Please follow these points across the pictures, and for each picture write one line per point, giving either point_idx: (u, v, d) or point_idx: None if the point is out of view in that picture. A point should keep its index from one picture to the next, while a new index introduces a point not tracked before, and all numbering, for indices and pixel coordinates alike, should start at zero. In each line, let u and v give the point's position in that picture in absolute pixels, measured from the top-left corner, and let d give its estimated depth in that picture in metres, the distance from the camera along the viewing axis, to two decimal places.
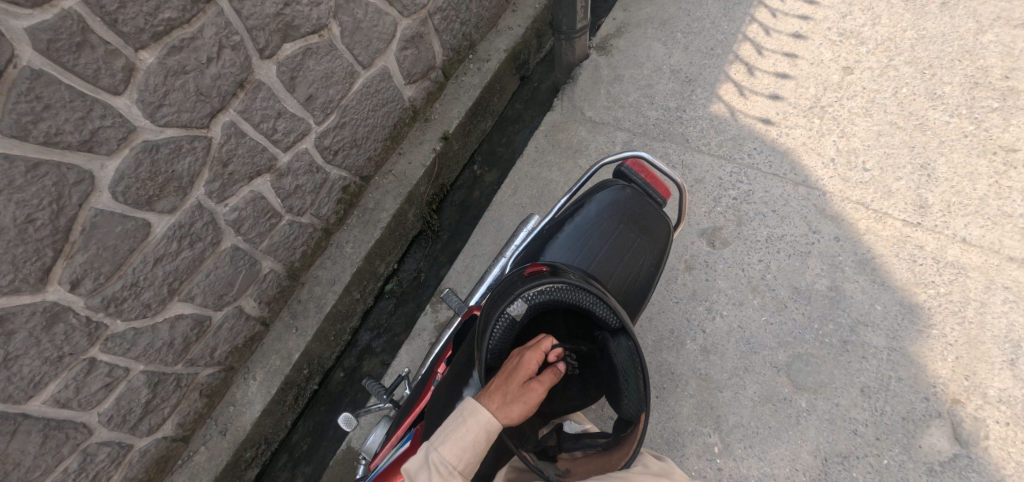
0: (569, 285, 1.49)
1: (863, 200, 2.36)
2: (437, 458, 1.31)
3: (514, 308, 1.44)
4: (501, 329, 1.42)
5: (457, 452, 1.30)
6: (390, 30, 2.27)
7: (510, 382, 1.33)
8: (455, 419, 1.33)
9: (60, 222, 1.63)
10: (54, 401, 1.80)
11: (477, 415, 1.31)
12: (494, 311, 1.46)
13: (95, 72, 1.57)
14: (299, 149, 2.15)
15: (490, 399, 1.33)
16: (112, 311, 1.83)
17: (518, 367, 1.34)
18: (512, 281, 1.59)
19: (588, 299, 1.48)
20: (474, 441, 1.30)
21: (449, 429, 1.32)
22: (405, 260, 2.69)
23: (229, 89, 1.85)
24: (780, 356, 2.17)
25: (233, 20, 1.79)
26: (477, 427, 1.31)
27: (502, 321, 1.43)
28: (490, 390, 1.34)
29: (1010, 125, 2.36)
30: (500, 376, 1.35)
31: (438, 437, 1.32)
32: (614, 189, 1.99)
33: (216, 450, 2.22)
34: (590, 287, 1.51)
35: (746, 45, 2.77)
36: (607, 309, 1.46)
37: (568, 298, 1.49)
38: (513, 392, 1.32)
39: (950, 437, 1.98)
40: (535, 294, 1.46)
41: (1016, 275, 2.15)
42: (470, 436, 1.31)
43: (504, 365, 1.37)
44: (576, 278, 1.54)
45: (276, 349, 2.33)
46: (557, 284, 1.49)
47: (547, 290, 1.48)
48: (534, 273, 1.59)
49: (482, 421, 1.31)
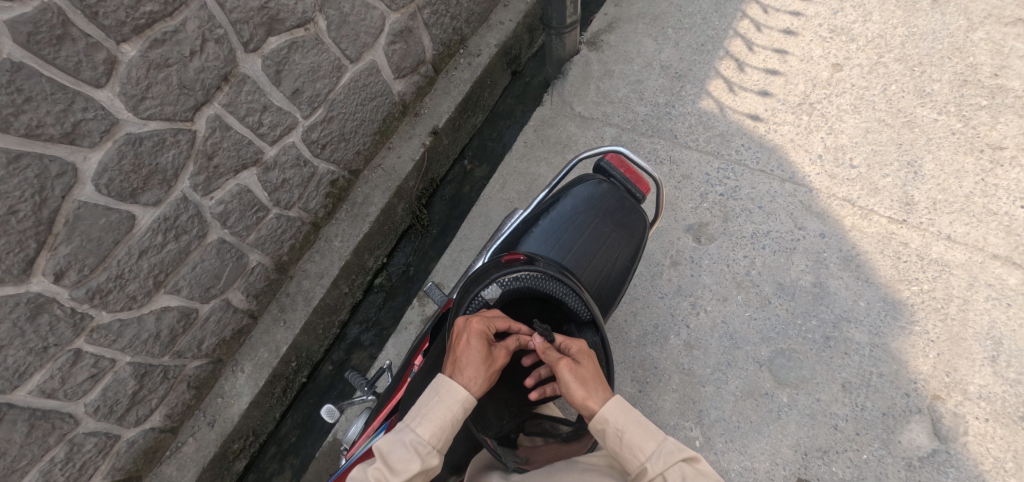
0: (545, 275, 1.54)
1: (849, 197, 2.36)
2: (413, 439, 1.29)
3: (487, 292, 1.51)
4: (472, 311, 1.49)
5: (432, 431, 1.29)
6: (377, 24, 2.27)
7: (477, 350, 1.35)
8: (428, 397, 1.32)
9: (42, 214, 1.65)
10: (39, 392, 1.81)
11: (453, 392, 1.30)
12: (469, 293, 1.53)
13: (76, 65, 1.58)
14: (286, 142, 2.16)
15: (459, 370, 1.33)
16: (97, 303, 1.84)
17: (480, 334, 1.36)
18: (490, 265, 1.64)
19: (562, 290, 1.53)
20: (450, 418, 1.30)
21: (425, 409, 1.31)
22: (395, 254, 2.70)
23: (213, 82, 1.86)
24: (762, 352, 2.18)
25: (217, 13, 1.79)
26: (452, 402, 1.30)
27: (475, 303, 1.50)
28: (457, 363, 1.34)
29: (998, 123, 2.37)
30: (463, 345, 1.36)
31: (411, 416, 1.31)
32: (592, 183, 2.01)
33: (204, 441, 2.24)
34: (565, 278, 1.55)
35: (737, 41, 2.77)
36: (579, 301, 1.52)
37: (542, 287, 1.53)
38: (483, 360, 1.34)
39: (929, 433, 2.00)
40: (509, 281, 1.51)
41: (998, 272, 2.16)
42: (445, 414, 1.29)
43: (459, 335, 1.38)
44: (552, 269, 1.58)
45: (264, 341, 2.35)
46: (533, 273, 1.53)
47: (523, 277, 1.52)
48: (511, 260, 1.62)
49: (459, 396, 1.30)
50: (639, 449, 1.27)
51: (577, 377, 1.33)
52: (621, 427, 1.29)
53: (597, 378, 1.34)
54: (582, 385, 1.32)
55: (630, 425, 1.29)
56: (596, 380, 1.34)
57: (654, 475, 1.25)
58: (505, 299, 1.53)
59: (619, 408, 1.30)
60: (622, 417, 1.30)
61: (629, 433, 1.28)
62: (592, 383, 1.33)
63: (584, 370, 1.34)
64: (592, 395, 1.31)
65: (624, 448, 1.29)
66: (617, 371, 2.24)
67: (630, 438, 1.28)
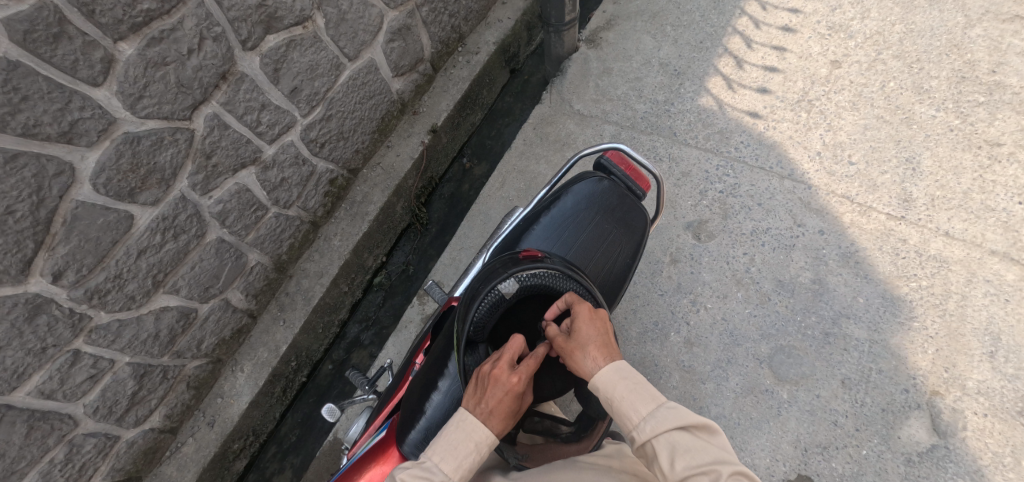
0: (561, 274, 1.56)
1: (848, 194, 2.37)
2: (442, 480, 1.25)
3: (504, 286, 1.50)
4: (487, 305, 1.48)
5: (460, 472, 1.26)
6: (375, 22, 2.26)
7: (516, 399, 1.31)
8: (458, 435, 1.28)
9: (40, 214, 1.64)
10: (38, 393, 1.81)
11: (487, 437, 1.28)
12: (485, 287, 1.53)
13: (73, 63, 1.57)
14: (284, 141, 2.15)
15: (492, 420, 1.29)
16: (96, 303, 1.83)
17: (523, 385, 1.31)
18: (504, 261, 1.65)
19: (578, 291, 1.55)
20: (479, 461, 1.28)
21: (456, 450, 1.27)
22: (394, 253, 2.69)
23: (211, 80, 1.85)
24: (762, 348, 2.19)
25: (215, 11, 1.79)
26: (483, 445, 1.28)
27: (490, 297, 1.49)
28: (489, 413, 1.30)
29: (996, 119, 2.38)
30: (497, 398, 1.30)
31: (440, 452, 1.27)
32: (593, 180, 2.00)
33: (204, 441, 2.23)
34: (580, 279, 1.58)
35: (736, 38, 2.77)
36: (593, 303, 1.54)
37: (558, 286, 1.54)
38: (516, 410, 1.32)
39: (929, 428, 2.00)
40: (528, 277, 1.53)
41: (997, 268, 2.17)
42: (475, 457, 1.28)
43: (500, 382, 1.30)
44: (567, 269, 1.60)
45: (263, 341, 2.34)
46: (550, 270, 1.55)
47: (540, 274, 1.54)
48: (526, 258, 1.63)
49: (491, 442, 1.29)
50: (629, 416, 1.24)
51: (574, 345, 1.34)
52: (615, 394, 1.25)
53: (599, 343, 1.33)
54: (580, 351, 1.33)
55: (623, 391, 1.25)
56: (596, 347, 1.33)
57: (644, 443, 1.22)
58: (520, 296, 1.53)
59: (614, 373, 1.28)
60: (617, 385, 1.26)
61: (621, 400, 1.25)
62: (589, 346, 1.33)
63: (586, 335, 1.35)
64: (585, 359, 1.32)
65: (617, 413, 1.25)
66: None
67: (622, 406, 1.24)
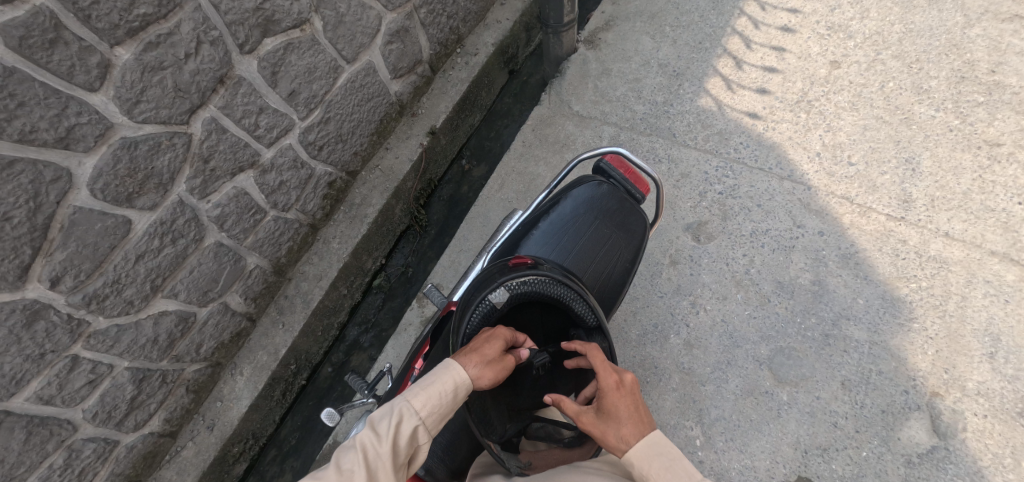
0: (552, 279, 1.58)
1: (847, 195, 2.36)
2: (400, 404, 1.29)
3: (494, 296, 1.50)
4: (479, 315, 1.48)
5: (419, 400, 1.29)
6: (374, 24, 2.25)
7: (495, 345, 1.37)
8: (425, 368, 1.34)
9: (37, 220, 1.63)
10: (37, 399, 1.80)
11: (451, 370, 1.31)
12: (475, 297, 1.52)
13: (69, 68, 1.57)
14: (283, 144, 2.14)
15: (462, 353, 1.36)
16: (94, 308, 1.82)
17: (503, 335, 1.39)
18: (496, 268, 1.64)
19: (569, 295, 1.57)
20: (442, 394, 1.30)
21: (418, 380, 1.31)
22: (394, 256, 2.68)
23: (208, 84, 1.84)
24: (762, 350, 2.18)
25: (212, 15, 1.78)
26: (445, 377, 1.31)
27: (482, 307, 1.49)
28: (463, 348, 1.38)
29: (995, 119, 2.37)
30: (477, 337, 1.40)
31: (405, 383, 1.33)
32: (592, 184, 1.99)
33: (204, 445, 2.23)
34: (570, 283, 1.60)
35: (735, 39, 2.77)
36: (585, 306, 1.57)
37: (549, 291, 1.56)
38: (492, 352, 1.36)
39: (929, 429, 2.00)
40: (518, 285, 1.52)
41: (996, 269, 2.16)
42: (437, 387, 1.30)
43: (483, 333, 1.41)
44: (558, 273, 1.62)
45: (262, 344, 2.33)
46: (540, 276, 1.56)
47: (531, 281, 1.54)
48: (517, 265, 1.63)
49: (455, 374, 1.31)
50: None
51: (602, 420, 1.34)
52: (651, 475, 1.26)
53: (628, 420, 1.31)
54: (608, 426, 1.32)
55: (659, 470, 1.26)
56: (626, 424, 1.31)
57: None
58: (510, 304, 1.53)
59: (647, 450, 1.28)
60: (650, 465, 1.27)
61: (660, 480, 1.25)
62: (620, 422, 1.31)
63: (617, 410, 1.33)
64: (616, 436, 1.31)
65: None
66: None
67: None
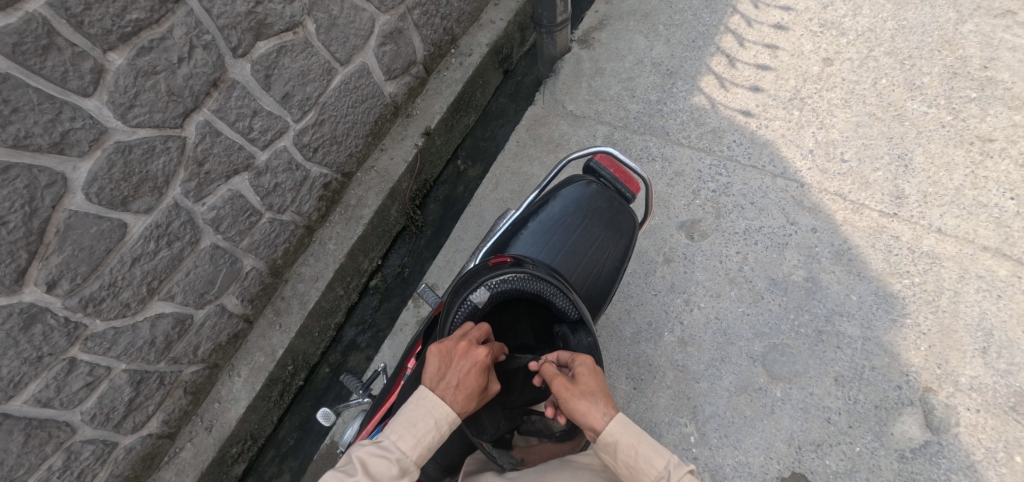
0: (532, 275, 1.60)
1: (840, 192, 2.38)
2: (397, 455, 1.30)
3: (476, 296, 1.54)
4: (462, 315, 1.52)
5: (417, 450, 1.30)
6: (367, 26, 2.27)
7: (480, 378, 1.34)
8: (417, 413, 1.31)
9: (33, 225, 1.65)
10: (35, 401, 1.82)
11: (445, 415, 1.31)
12: (458, 297, 1.57)
13: (63, 74, 1.58)
14: (278, 146, 2.16)
15: (452, 393, 1.32)
16: (91, 311, 1.84)
17: (486, 363, 1.35)
18: (479, 266, 1.68)
19: (549, 290, 1.59)
20: (438, 438, 1.32)
21: (412, 428, 1.31)
22: (389, 256, 2.69)
23: (202, 88, 1.85)
24: (756, 347, 2.20)
25: (204, 19, 1.80)
26: (442, 423, 1.31)
27: (465, 307, 1.53)
28: (450, 386, 1.33)
29: (987, 115, 2.38)
30: (457, 369, 1.34)
31: (398, 432, 1.31)
32: (581, 184, 2.02)
33: (202, 446, 2.24)
34: (552, 278, 1.62)
35: (728, 37, 2.78)
36: (566, 301, 1.59)
37: (530, 288, 1.59)
38: (481, 386, 1.34)
39: (921, 424, 2.01)
40: (497, 283, 1.56)
41: (989, 264, 2.17)
42: (431, 432, 1.31)
43: (466, 360, 1.34)
44: (540, 269, 1.64)
45: (259, 345, 2.35)
46: (520, 273, 1.58)
47: (510, 279, 1.57)
48: (499, 262, 1.65)
49: (450, 419, 1.31)
50: (650, 461, 1.30)
51: (579, 391, 1.34)
52: (632, 442, 1.31)
53: (602, 395, 1.35)
54: (585, 397, 1.34)
55: (639, 438, 1.32)
56: (602, 398, 1.35)
57: None
58: (492, 303, 1.57)
59: (624, 420, 1.33)
60: (632, 433, 1.32)
61: (640, 447, 1.31)
62: (595, 396, 1.35)
63: (591, 386, 1.36)
64: (593, 407, 1.33)
65: (639, 461, 1.30)
66: (612, 369, 2.26)
67: (641, 451, 1.30)
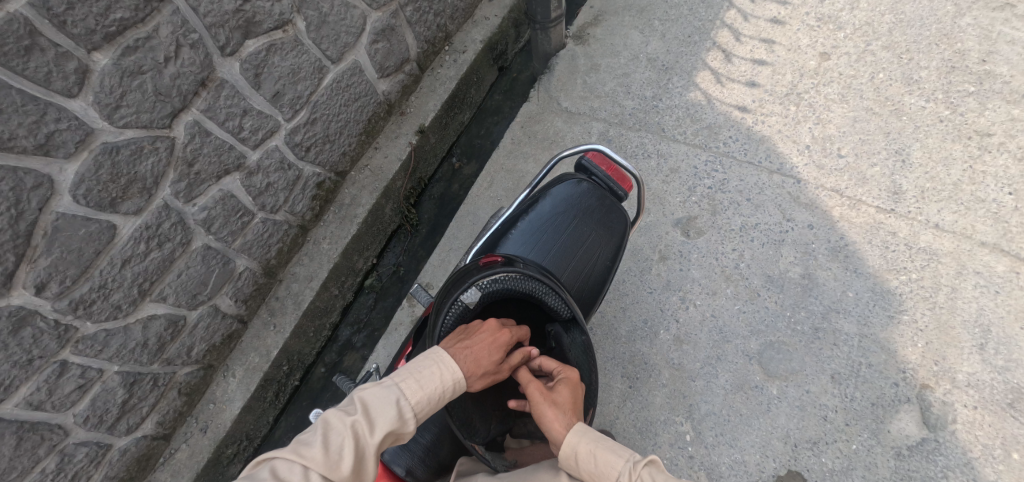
0: (524, 275, 1.57)
1: (837, 188, 2.36)
2: (399, 399, 1.30)
3: (467, 296, 1.51)
4: (453, 316, 1.49)
5: (418, 396, 1.31)
6: (358, 23, 2.24)
7: (492, 353, 1.39)
8: (425, 361, 1.34)
9: (20, 227, 1.64)
10: (27, 404, 1.81)
11: (450, 369, 1.34)
12: (448, 298, 1.53)
13: (47, 75, 1.57)
14: (269, 146, 2.14)
15: (463, 355, 1.37)
16: (81, 313, 1.83)
17: (503, 344, 1.41)
18: (468, 267, 1.65)
19: (542, 290, 1.57)
20: (439, 392, 1.33)
21: (417, 374, 1.33)
22: (385, 255, 2.67)
23: (190, 88, 1.84)
24: (752, 345, 2.19)
25: (191, 18, 1.78)
26: (447, 377, 1.33)
27: (455, 308, 1.50)
28: (466, 348, 1.39)
29: (986, 109, 2.36)
30: (478, 339, 1.41)
31: (404, 375, 1.32)
32: (572, 183, 2.01)
33: (197, 447, 2.23)
34: (544, 278, 1.60)
35: (724, 32, 2.75)
36: (559, 300, 1.57)
37: (521, 287, 1.56)
38: (490, 360, 1.38)
39: (918, 422, 2.00)
40: (489, 283, 1.53)
41: (986, 260, 2.16)
42: (435, 383, 1.32)
43: (487, 333, 1.42)
44: (531, 269, 1.61)
45: (254, 346, 2.34)
46: (511, 273, 1.55)
47: (502, 278, 1.54)
48: (489, 263, 1.62)
49: (455, 375, 1.34)
50: (609, 463, 1.29)
51: (549, 399, 1.38)
52: (590, 448, 1.31)
53: (569, 405, 1.38)
54: (553, 406, 1.37)
55: (597, 442, 1.31)
56: (568, 407, 1.37)
57: None
58: (483, 304, 1.54)
59: (585, 427, 1.34)
60: (591, 439, 1.32)
61: (600, 453, 1.30)
62: (564, 406, 1.37)
63: (562, 396, 1.39)
64: (560, 415, 1.35)
65: (598, 467, 1.30)
66: (607, 368, 2.25)
67: (599, 456, 1.30)
